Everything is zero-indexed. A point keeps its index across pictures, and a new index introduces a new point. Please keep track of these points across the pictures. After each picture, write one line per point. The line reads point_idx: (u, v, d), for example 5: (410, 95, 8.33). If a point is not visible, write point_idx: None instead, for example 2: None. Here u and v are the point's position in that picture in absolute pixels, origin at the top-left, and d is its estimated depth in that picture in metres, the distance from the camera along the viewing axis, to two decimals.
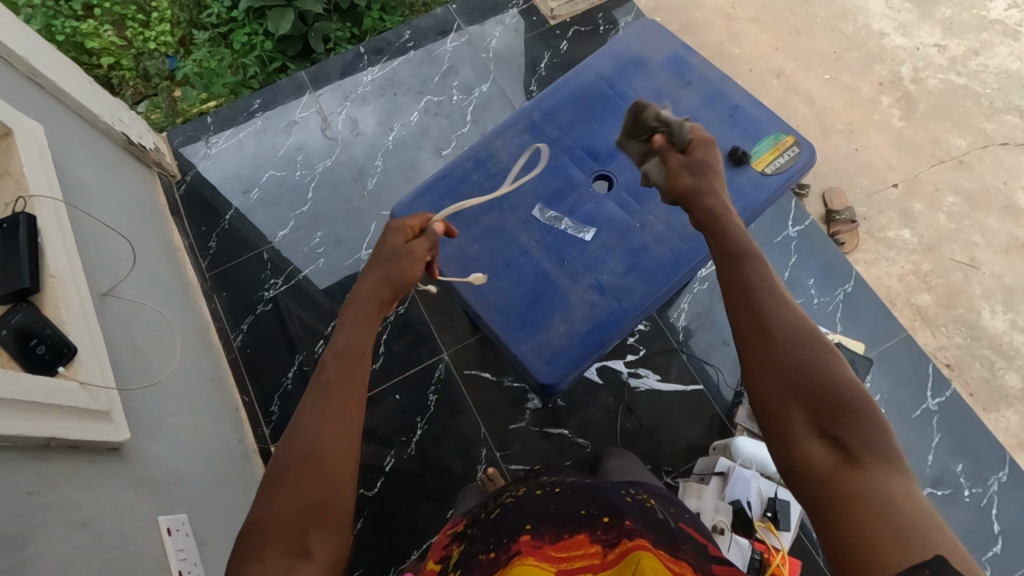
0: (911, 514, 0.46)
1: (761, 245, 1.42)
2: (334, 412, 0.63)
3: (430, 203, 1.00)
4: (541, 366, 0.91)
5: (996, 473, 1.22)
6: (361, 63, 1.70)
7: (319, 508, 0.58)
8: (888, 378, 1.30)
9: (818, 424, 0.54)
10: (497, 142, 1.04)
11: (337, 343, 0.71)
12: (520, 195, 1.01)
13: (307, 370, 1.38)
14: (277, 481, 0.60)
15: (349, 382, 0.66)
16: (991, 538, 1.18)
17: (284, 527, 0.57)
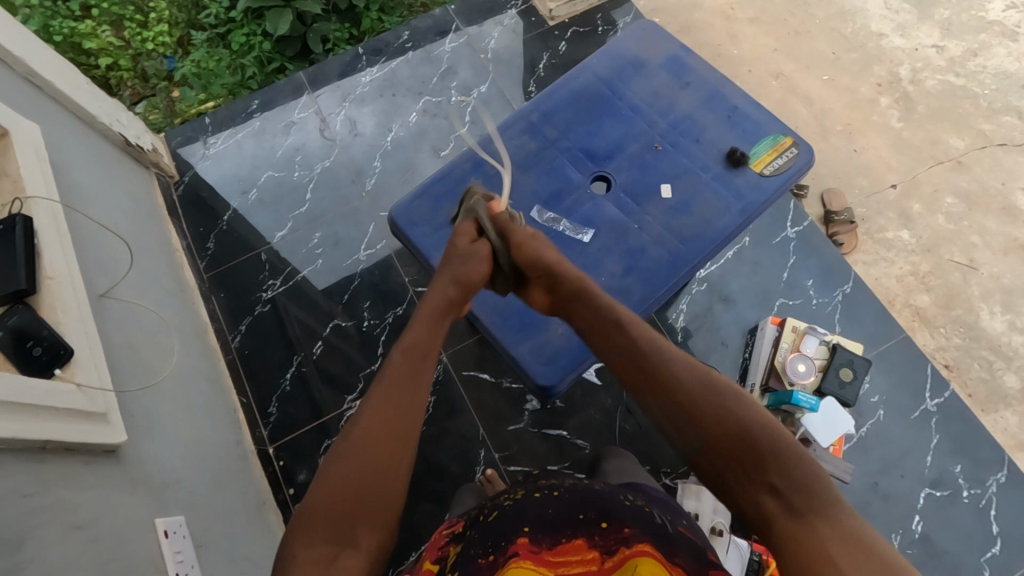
0: (847, 548, 0.53)
1: (760, 246, 1.42)
2: (397, 410, 0.67)
3: (428, 204, 1.00)
4: (539, 368, 0.91)
5: (995, 474, 1.22)
6: (360, 64, 1.70)
7: (375, 500, 0.62)
8: (887, 379, 1.30)
9: (752, 476, 0.61)
10: (495, 143, 1.04)
11: (404, 340, 0.74)
12: (520, 196, 1.01)
13: (305, 371, 1.37)
14: (333, 465, 0.63)
15: (415, 385, 0.70)
16: (990, 539, 1.18)
17: (334, 513, 0.60)
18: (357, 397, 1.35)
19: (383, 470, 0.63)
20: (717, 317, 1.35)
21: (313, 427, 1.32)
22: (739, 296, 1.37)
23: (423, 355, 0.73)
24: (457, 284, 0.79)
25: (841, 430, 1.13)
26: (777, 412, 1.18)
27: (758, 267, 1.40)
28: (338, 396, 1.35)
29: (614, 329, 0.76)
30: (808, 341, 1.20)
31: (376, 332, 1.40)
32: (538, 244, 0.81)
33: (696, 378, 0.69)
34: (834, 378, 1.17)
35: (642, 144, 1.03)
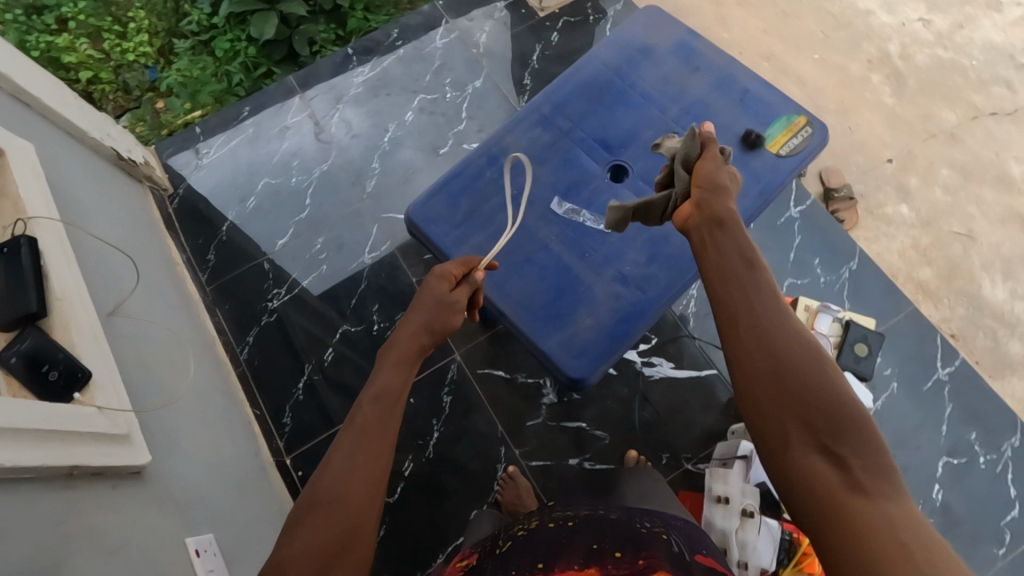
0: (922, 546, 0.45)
1: (765, 228, 1.42)
2: (367, 453, 0.62)
3: (445, 202, 0.99)
4: (568, 359, 0.91)
5: (1008, 439, 1.24)
6: (350, 65, 1.67)
7: (343, 547, 0.57)
8: (898, 352, 1.31)
9: (816, 436, 0.53)
10: (508, 139, 1.02)
11: (372, 384, 0.70)
12: (536, 190, 1.00)
13: (317, 379, 1.36)
14: (303, 517, 0.59)
15: (386, 424, 0.66)
16: (1008, 504, 1.19)
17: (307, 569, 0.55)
18: None
19: (357, 518, 0.59)
20: None
21: (329, 434, 1.31)
22: None
23: (393, 395, 0.69)
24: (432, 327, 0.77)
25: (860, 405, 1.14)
26: None
27: (764, 249, 1.40)
28: (353, 402, 1.34)
29: (736, 257, 0.66)
30: (822, 319, 1.20)
31: (387, 335, 1.39)
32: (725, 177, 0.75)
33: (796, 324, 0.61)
34: (849, 355, 1.18)
35: (656, 131, 1.02)
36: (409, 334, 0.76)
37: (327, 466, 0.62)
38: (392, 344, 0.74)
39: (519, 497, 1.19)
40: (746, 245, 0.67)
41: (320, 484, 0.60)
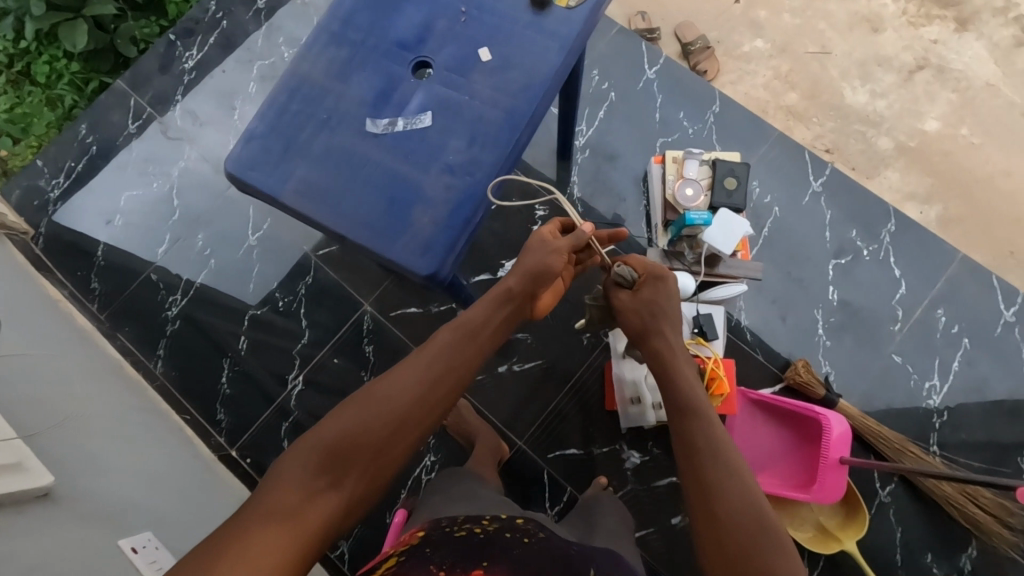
0: None
1: (627, 97, 1.44)
2: (430, 380, 0.77)
3: (263, 140, 0.82)
4: (416, 262, 0.76)
5: (885, 226, 1.33)
6: (176, 51, 1.58)
7: (364, 444, 0.69)
8: (775, 178, 1.36)
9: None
10: (299, 59, 0.84)
11: (457, 322, 0.84)
12: (334, 102, 0.83)
13: (239, 370, 1.36)
14: (352, 404, 0.72)
15: (453, 363, 0.79)
16: (895, 283, 1.29)
17: (333, 450, 0.68)
18: (298, 373, 1.35)
19: (399, 421, 0.72)
20: (608, 177, 1.40)
21: (269, 414, 1.33)
22: (621, 150, 1.41)
23: (475, 335, 0.82)
24: (527, 276, 0.88)
25: (740, 233, 1.18)
26: (682, 239, 1.23)
27: (631, 118, 1.42)
28: (281, 380, 1.35)
29: (674, 410, 0.73)
30: (689, 166, 1.24)
31: (295, 308, 1.38)
32: (641, 316, 0.83)
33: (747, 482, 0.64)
34: (720, 191, 1.21)
35: (449, 17, 0.85)
36: (514, 278, 0.88)
37: (394, 376, 0.75)
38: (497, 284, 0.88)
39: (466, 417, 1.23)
40: (686, 399, 0.73)
41: (379, 387, 0.74)
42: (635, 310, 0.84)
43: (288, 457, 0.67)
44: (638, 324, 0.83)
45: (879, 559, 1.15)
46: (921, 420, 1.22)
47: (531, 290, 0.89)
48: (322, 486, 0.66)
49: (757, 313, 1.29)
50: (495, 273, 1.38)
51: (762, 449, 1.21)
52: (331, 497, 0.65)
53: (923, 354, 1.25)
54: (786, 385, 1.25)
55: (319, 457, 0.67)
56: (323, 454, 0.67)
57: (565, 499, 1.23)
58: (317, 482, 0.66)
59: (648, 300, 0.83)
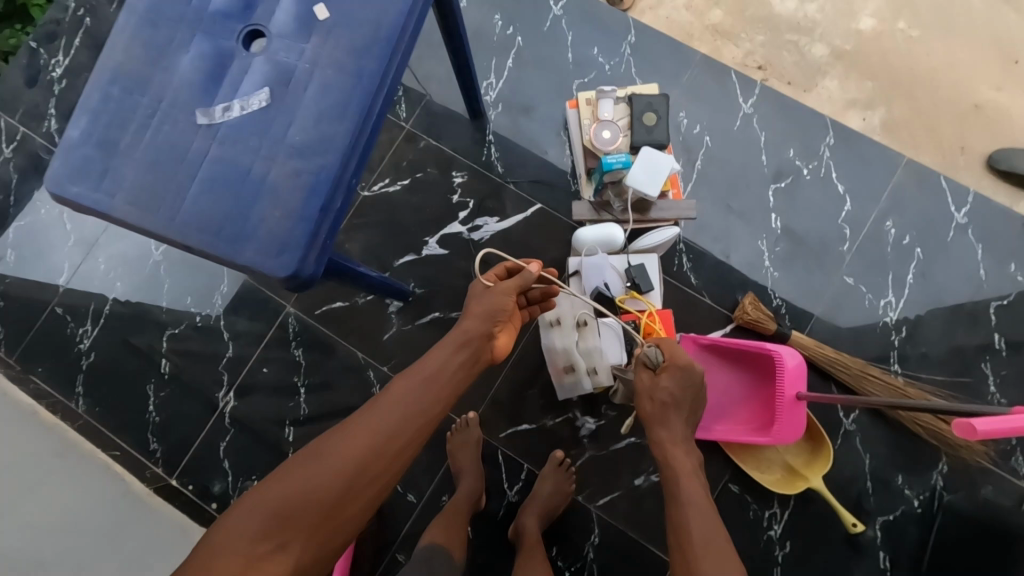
0: None
1: (535, 40, 1.32)
2: (389, 433, 0.74)
3: (81, 148, 0.71)
4: (271, 263, 0.67)
5: (823, 140, 1.24)
6: (41, 60, 1.43)
7: (314, 504, 0.68)
8: (702, 106, 1.26)
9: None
10: (110, 47, 0.73)
11: (421, 368, 0.81)
12: (157, 91, 0.72)
13: (166, 394, 1.27)
14: (301, 463, 0.70)
15: (409, 416, 0.76)
16: (840, 201, 1.21)
17: (280, 512, 0.66)
18: (229, 388, 1.26)
19: (350, 480, 0.70)
20: (526, 131, 1.29)
21: (204, 436, 1.25)
22: (535, 100, 1.30)
23: (432, 384, 0.80)
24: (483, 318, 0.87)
25: (665, 172, 1.08)
26: (606, 187, 1.14)
27: (542, 62, 1.31)
28: (211, 398, 1.26)
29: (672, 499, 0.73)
30: (604, 106, 1.13)
31: (214, 320, 1.29)
32: (652, 402, 0.82)
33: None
34: (640, 128, 1.11)
35: None
36: (473, 324, 0.86)
37: (349, 434, 0.73)
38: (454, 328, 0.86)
39: (462, 446, 1.16)
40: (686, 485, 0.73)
41: (331, 445, 0.72)
42: (648, 398, 0.83)
43: (232, 517, 0.66)
44: (652, 411, 0.82)
45: (848, 489, 1.11)
46: (881, 340, 1.16)
47: (490, 330, 0.87)
48: (265, 552, 0.64)
49: (699, 254, 1.21)
50: (420, 253, 1.27)
51: (715, 396, 1.16)
52: (276, 563, 0.64)
53: (876, 271, 1.19)
54: (736, 325, 1.18)
55: (263, 519, 0.65)
56: (266, 518, 0.65)
57: (524, 476, 1.17)
58: (260, 546, 0.64)
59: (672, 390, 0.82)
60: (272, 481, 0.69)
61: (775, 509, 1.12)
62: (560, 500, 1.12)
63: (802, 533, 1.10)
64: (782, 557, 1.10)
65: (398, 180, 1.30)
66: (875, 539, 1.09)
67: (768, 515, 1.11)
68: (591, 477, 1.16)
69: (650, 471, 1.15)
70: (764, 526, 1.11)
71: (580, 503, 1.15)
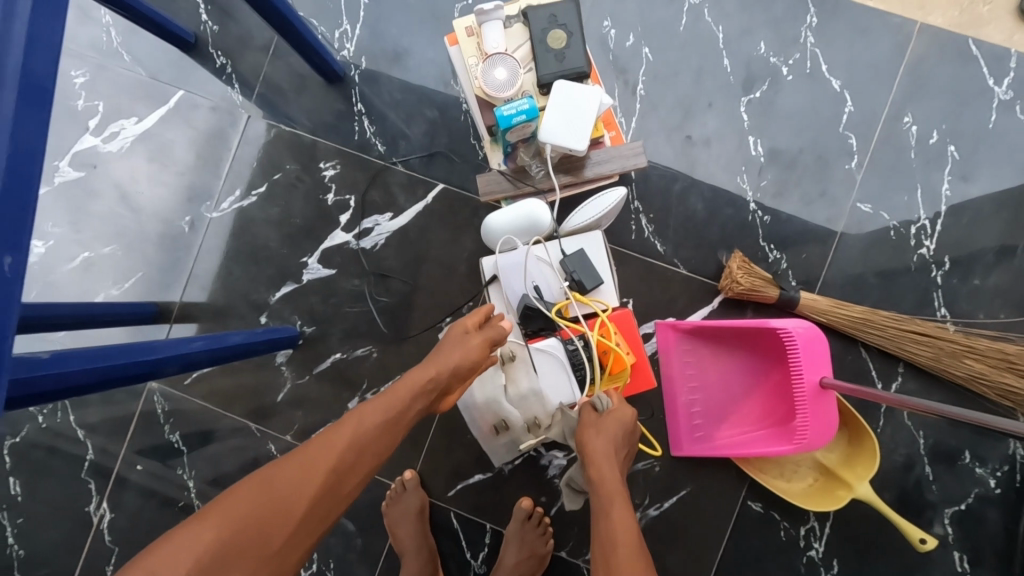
0: None
1: None
2: (353, 463, 0.54)
3: None
4: None
5: (803, 20, 0.90)
6: None
7: (251, 547, 0.48)
8: (631, 5, 0.92)
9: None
10: None
11: (385, 396, 0.59)
12: None
13: (22, 521, 0.99)
14: (236, 493, 0.50)
15: (372, 447, 0.56)
16: (837, 100, 0.89)
17: (211, 556, 0.46)
18: (100, 499, 0.98)
19: (298, 524, 0.50)
20: (403, 88, 0.96)
21: (83, 564, 0.98)
22: (408, 43, 0.96)
23: (400, 417, 0.58)
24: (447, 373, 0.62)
25: (591, 112, 0.76)
26: (517, 148, 0.82)
27: None
28: (79, 514, 0.98)
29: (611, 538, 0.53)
30: (489, 34, 0.79)
31: (60, 417, 0.99)
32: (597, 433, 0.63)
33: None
34: (546, 56, 0.78)
35: None
36: (439, 364, 0.62)
37: (298, 465, 0.52)
38: (419, 369, 0.61)
39: (405, 518, 0.88)
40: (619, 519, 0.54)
41: (278, 476, 0.51)
42: (591, 431, 0.64)
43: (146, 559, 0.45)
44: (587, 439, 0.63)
45: (903, 483, 0.85)
46: (917, 279, 0.87)
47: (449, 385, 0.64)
48: None
49: (661, 211, 0.90)
50: (300, 280, 0.96)
51: (710, 395, 0.87)
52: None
53: (899, 185, 0.88)
54: (725, 297, 0.89)
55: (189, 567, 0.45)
56: (192, 565, 0.45)
57: (489, 539, 0.91)
58: None
59: (609, 419, 0.64)
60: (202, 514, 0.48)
61: (812, 523, 0.86)
62: (535, 566, 0.86)
63: (851, 547, 0.85)
64: None
65: (252, 189, 0.97)
66: (946, 538, 0.84)
67: (804, 532, 0.86)
68: (571, 526, 0.90)
69: (645, 505, 0.88)
70: (803, 548, 0.86)
71: (563, 561, 0.90)
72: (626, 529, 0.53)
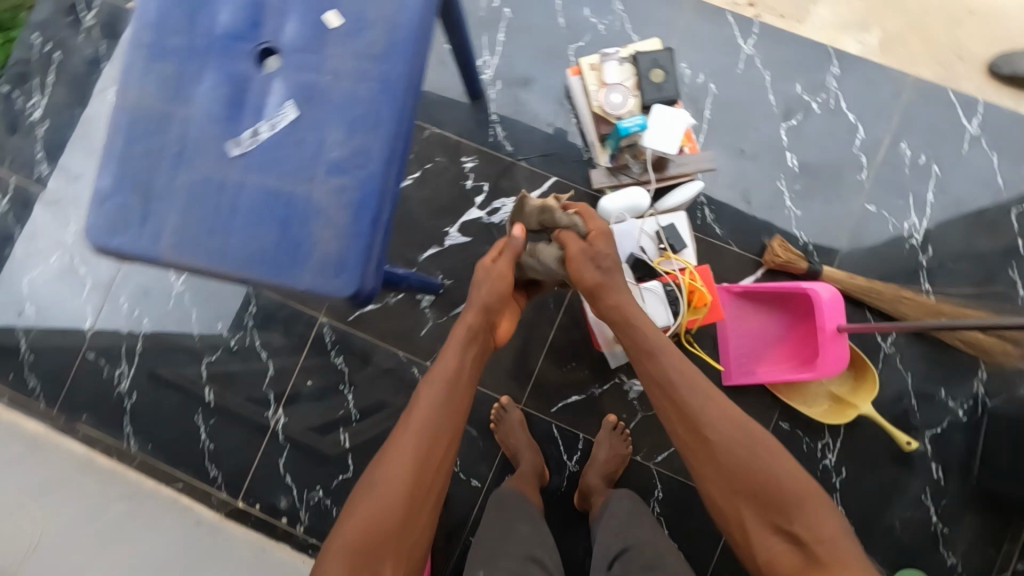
0: (745, 458, 0.77)
1: (522, 9, 1.28)
2: (430, 441, 0.80)
3: (117, 200, 0.70)
4: (335, 285, 0.67)
5: (828, 70, 1.23)
6: (16, 103, 1.36)
7: (387, 528, 0.74)
8: (702, 52, 1.24)
9: (793, 564, 0.70)
10: (125, 88, 0.71)
11: (439, 368, 0.85)
12: (188, 132, 0.70)
13: (215, 421, 1.27)
14: (359, 502, 0.76)
15: (443, 421, 0.82)
16: (851, 128, 1.21)
17: (359, 543, 0.72)
18: (277, 407, 1.27)
19: (411, 498, 0.76)
20: (527, 104, 1.27)
21: (261, 457, 1.25)
22: (533, 71, 1.28)
23: (456, 379, 0.85)
24: (480, 310, 0.90)
25: (681, 128, 1.07)
26: (622, 151, 1.13)
27: (533, 30, 1.28)
28: (260, 418, 1.27)
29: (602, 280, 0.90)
30: (609, 70, 1.11)
31: (249, 342, 1.29)
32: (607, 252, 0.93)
33: (759, 460, 0.76)
34: (649, 87, 1.10)
35: None
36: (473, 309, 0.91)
37: (392, 458, 0.78)
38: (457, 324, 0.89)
39: (515, 427, 1.17)
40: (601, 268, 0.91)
41: (382, 471, 0.77)
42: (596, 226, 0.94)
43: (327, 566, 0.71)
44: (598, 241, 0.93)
45: (895, 410, 1.15)
46: (908, 261, 1.18)
47: (489, 320, 0.91)
48: None
49: (721, 204, 1.21)
50: (443, 244, 1.26)
51: (751, 340, 1.17)
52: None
53: (896, 194, 1.20)
54: (767, 269, 1.19)
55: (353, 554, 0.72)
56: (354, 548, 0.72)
57: (581, 445, 1.20)
58: None
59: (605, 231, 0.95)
60: (340, 530, 0.74)
61: (827, 439, 1.16)
62: (618, 463, 1.14)
63: (856, 457, 1.15)
64: (840, 483, 1.15)
65: (408, 174, 1.28)
66: (926, 452, 1.14)
67: (821, 446, 1.16)
68: (645, 436, 1.19)
69: None
70: (820, 457, 1.15)
71: (638, 462, 1.19)
72: (689, 412, 0.81)
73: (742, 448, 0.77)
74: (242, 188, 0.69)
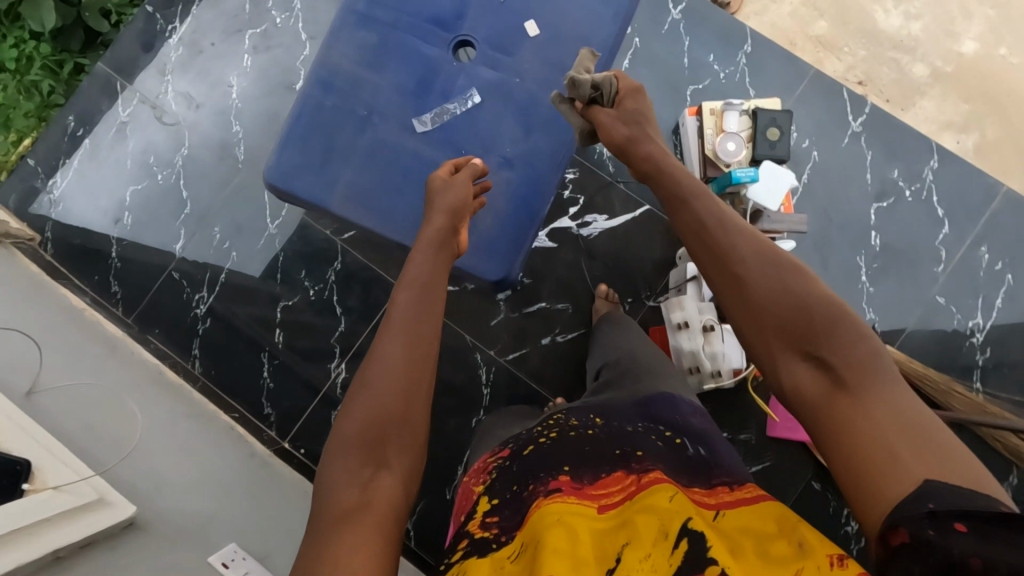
0: (775, 275, 0.59)
1: (651, 40, 1.34)
2: (416, 322, 0.62)
3: (302, 147, 0.77)
4: (485, 265, 0.76)
5: (928, 163, 1.29)
6: (157, 25, 1.44)
7: (394, 417, 0.58)
8: (812, 119, 1.31)
9: (818, 392, 0.53)
10: (332, 49, 0.78)
11: (412, 265, 0.66)
12: (379, 101, 0.78)
13: (279, 360, 1.33)
14: (354, 398, 0.59)
15: (428, 311, 0.63)
16: (938, 221, 1.27)
17: (363, 442, 0.57)
18: (341, 361, 1.32)
19: (408, 375, 0.59)
20: None
21: (314, 406, 1.31)
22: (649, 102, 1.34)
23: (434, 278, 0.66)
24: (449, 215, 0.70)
25: (785, 186, 1.13)
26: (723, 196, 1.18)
27: (658, 63, 1.34)
28: (322, 368, 1.32)
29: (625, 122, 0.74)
30: (729, 118, 1.17)
31: (327, 295, 1.35)
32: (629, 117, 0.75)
33: (794, 291, 0.57)
34: (763, 142, 1.17)
35: None
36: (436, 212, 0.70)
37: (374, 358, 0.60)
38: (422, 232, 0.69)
39: None
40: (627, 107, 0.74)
41: (371, 370, 0.60)
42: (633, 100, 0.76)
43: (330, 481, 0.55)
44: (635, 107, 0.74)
45: None
46: (965, 358, 1.24)
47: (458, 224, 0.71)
48: (372, 476, 0.55)
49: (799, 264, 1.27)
50: None
51: None
52: (382, 484, 0.55)
53: (967, 292, 1.25)
54: None
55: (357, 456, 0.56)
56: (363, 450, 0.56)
57: None
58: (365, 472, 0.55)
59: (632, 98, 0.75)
60: (335, 447, 0.57)
61: None
62: None
63: None
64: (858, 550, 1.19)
65: None
66: None
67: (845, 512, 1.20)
68: None
69: None
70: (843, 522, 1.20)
71: None
72: (711, 241, 0.63)
73: (783, 273, 0.59)
74: (417, 160, 0.77)
